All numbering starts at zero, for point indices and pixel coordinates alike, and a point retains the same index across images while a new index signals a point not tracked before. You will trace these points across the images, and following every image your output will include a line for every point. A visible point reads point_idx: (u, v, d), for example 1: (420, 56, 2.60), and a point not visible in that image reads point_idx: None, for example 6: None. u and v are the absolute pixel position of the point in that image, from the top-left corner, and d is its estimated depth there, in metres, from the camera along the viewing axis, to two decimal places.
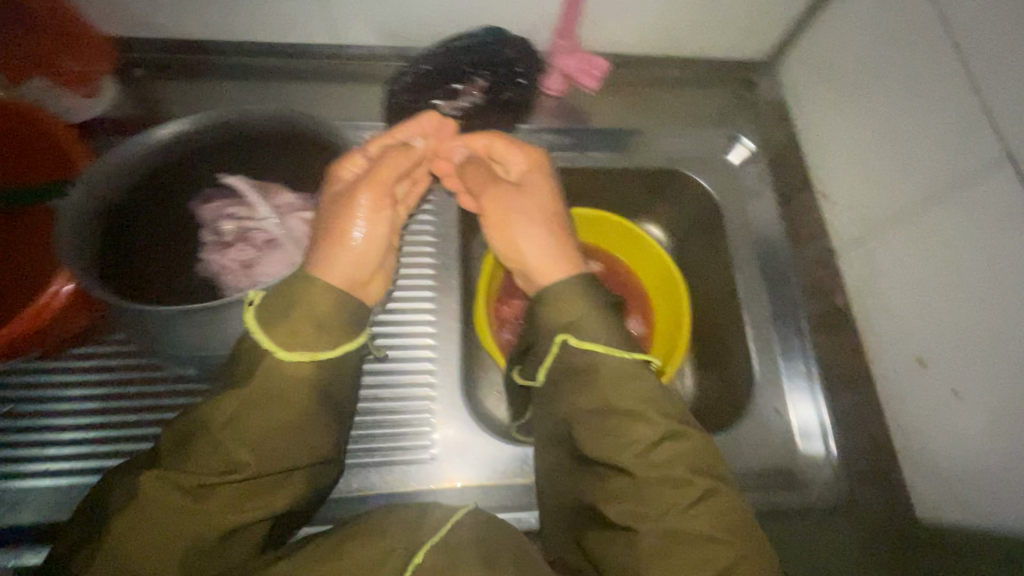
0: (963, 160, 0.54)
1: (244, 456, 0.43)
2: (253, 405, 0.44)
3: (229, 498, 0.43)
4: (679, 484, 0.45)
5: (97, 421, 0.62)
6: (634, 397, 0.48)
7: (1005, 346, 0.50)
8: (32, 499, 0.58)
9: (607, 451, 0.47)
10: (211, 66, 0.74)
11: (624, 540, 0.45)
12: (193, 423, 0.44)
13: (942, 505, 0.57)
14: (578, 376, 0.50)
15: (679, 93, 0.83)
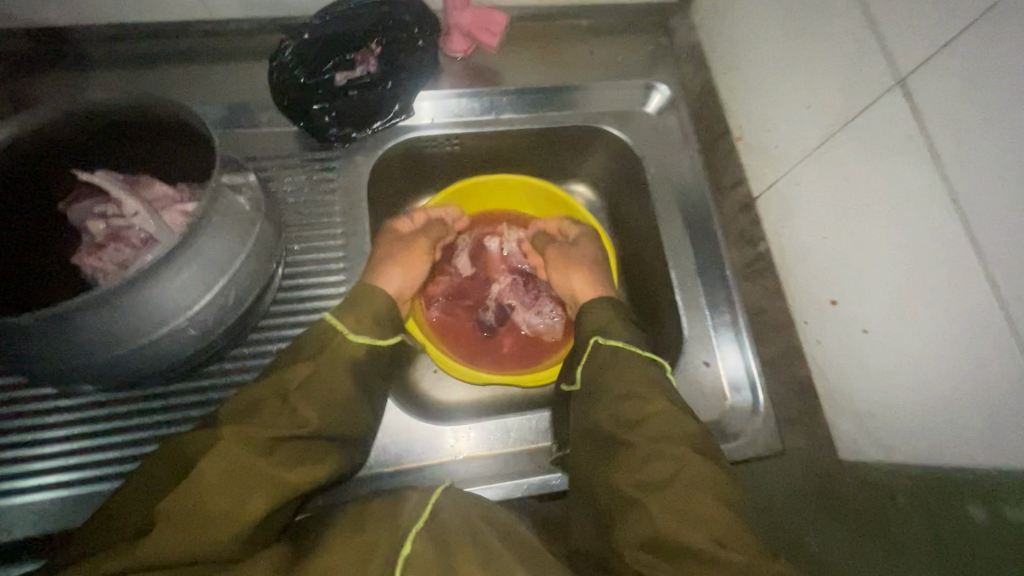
0: (859, 90, 0.52)
1: (310, 417, 0.50)
2: (325, 370, 0.54)
3: (290, 455, 0.48)
4: (691, 437, 0.50)
5: (93, 437, 0.60)
6: (640, 378, 0.55)
7: (911, 276, 0.48)
8: (29, 513, 0.57)
9: (632, 410, 0.52)
10: (84, 56, 0.69)
11: (638, 512, 0.46)
12: (272, 386, 0.52)
13: (861, 444, 0.55)
14: (611, 374, 0.56)
15: (592, 45, 0.79)
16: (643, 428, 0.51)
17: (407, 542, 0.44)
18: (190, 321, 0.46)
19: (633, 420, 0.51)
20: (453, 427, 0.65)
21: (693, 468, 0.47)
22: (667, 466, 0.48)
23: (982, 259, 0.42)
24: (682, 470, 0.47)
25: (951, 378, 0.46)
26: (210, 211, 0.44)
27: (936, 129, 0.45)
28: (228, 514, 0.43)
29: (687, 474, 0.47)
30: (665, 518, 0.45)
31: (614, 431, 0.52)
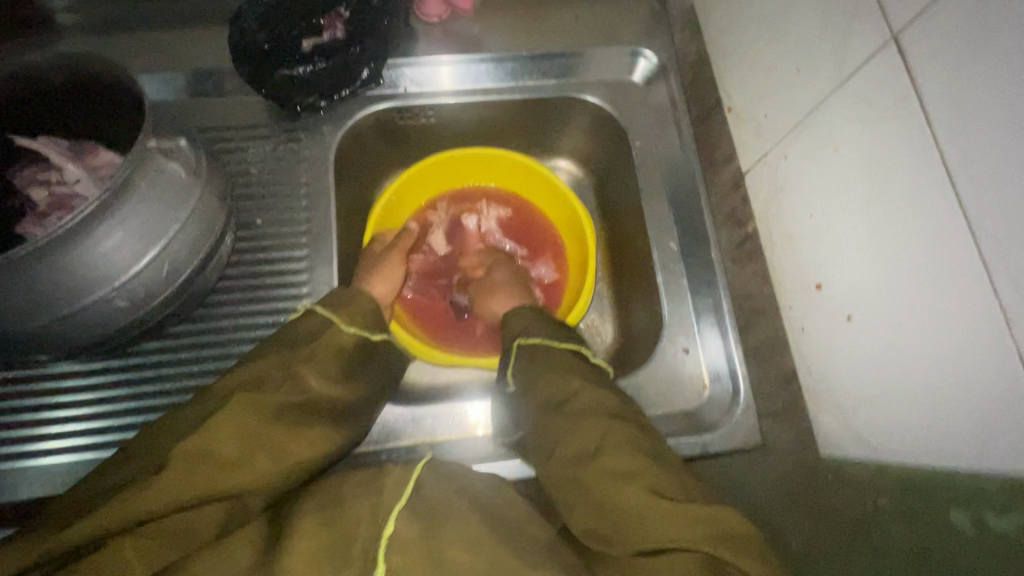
0: (853, 47, 0.46)
1: (315, 384, 0.49)
2: (324, 345, 0.52)
3: (296, 420, 0.48)
4: (612, 406, 0.51)
5: (102, 401, 0.58)
6: (571, 371, 0.54)
7: (899, 257, 0.43)
8: (32, 477, 0.56)
9: (555, 391, 0.53)
10: (49, 22, 0.67)
11: (609, 494, 0.45)
12: (278, 360, 0.50)
13: (845, 442, 0.51)
14: (534, 367, 0.56)
15: (578, 8, 0.74)
16: (569, 405, 0.51)
17: (389, 522, 0.42)
18: (118, 291, 0.45)
19: (559, 399, 0.52)
20: (414, 410, 0.62)
21: (614, 436, 0.48)
22: (590, 437, 0.48)
23: (978, 240, 0.37)
24: (602, 438, 0.48)
25: (938, 370, 0.41)
26: (135, 175, 0.42)
27: (931, 95, 0.40)
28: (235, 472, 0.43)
29: (608, 441, 0.47)
30: (596, 487, 0.46)
31: (540, 413, 0.53)
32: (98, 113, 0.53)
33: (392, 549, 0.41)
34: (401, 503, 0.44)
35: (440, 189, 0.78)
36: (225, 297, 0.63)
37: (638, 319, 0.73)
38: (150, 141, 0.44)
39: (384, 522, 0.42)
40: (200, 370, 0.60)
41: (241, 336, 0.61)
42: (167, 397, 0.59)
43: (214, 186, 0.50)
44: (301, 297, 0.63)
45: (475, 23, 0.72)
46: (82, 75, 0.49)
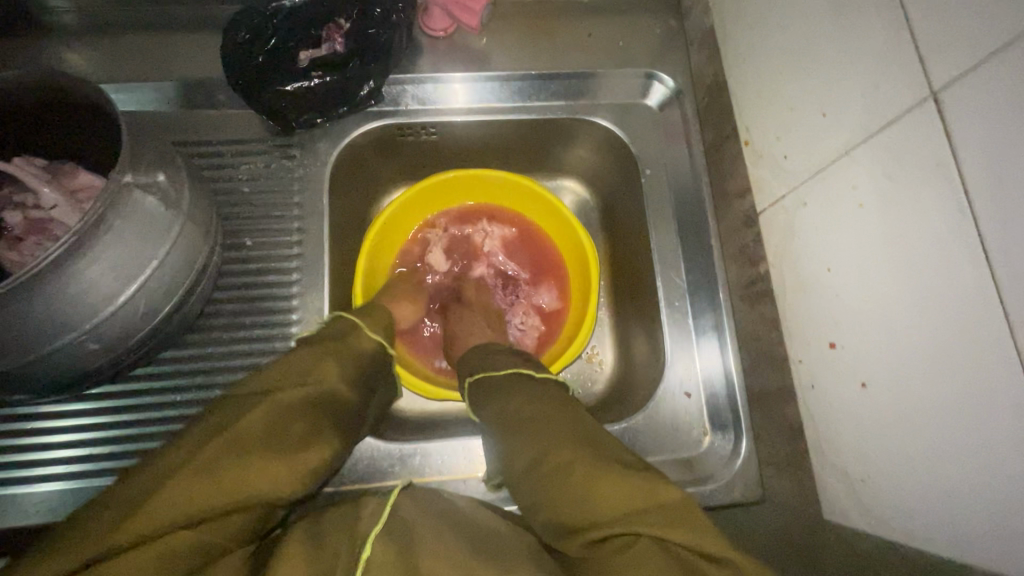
0: (884, 97, 0.43)
1: (329, 378, 0.46)
2: (342, 343, 0.49)
3: (311, 421, 0.44)
4: (555, 410, 0.48)
5: (92, 428, 0.56)
6: (515, 387, 0.51)
7: (921, 329, 0.40)
8: (20, 506, 0.54)
9: (502, 410, 0.50)
10: (32, 22, 0.64)
11: (568, 506, 0.41)
12: (312, 351, 0.47)
13: (850, 508, 0.48)
14: (484, 396, 0.53)
15: (590, 23, 0.70)
16: (516, 419, 0.48)
17: (367, 546, 0.38)
18: (88, 334, 0.42)
19: (506, 415, 0.49)
20: (402, 448, 0.59)
21: (556, 437, 0.45)
22: (535, 444, 0.45)
23: (1012, 323, 0.34)
24: (544, 443, 0.45)
25: (957, 455, 0.38)
26: (109, 213, 0.39)
27: (967, 160, 0.37)
28: (247, 481, 0.39)
29: (550, 447, 0.44)
30: (557, 499, 0.42)
31: (497, 436, 0.49)
32: (76, 135, 0.51)
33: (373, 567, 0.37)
34: (377, 530, 0.40)
35: (440, 208, 0.75)
36: (212, 322, 0.60)
37: (639, 351, 0.70)
38: (126, 175, 0.41)
39: (362, 547, 0.39)
40: (190, 399, 0.57)
41: (234, 364, 0.59)
42: (157, 425, 0.57)
43: (195, 215, 0.48)
44: (292, 325, 0.60)
45: (482, 37, 0.68)
46: (58, 92, 0.46)
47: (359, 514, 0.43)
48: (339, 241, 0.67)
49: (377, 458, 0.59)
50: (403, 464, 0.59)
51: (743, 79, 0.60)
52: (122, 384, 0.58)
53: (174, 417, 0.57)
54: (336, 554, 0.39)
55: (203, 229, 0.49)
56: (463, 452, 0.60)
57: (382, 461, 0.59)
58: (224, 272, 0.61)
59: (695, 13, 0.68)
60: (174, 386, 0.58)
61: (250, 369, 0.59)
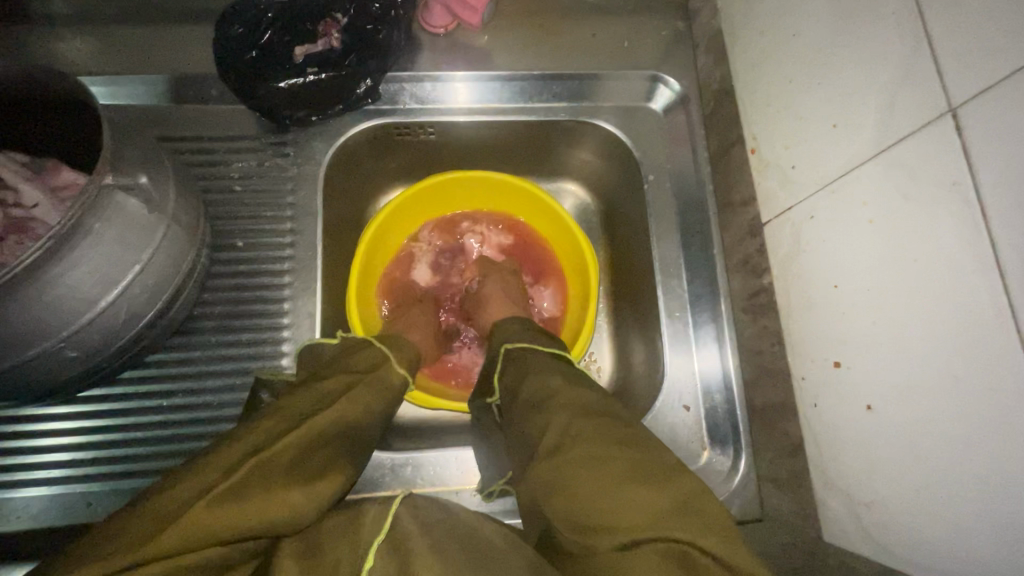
0: (899, 111, 0.41)
1: (362, 409, 0.47)
2: (376, 376, 0.51)
3: (335, 450, 0.44)
4: (591, 403, 0.44)
5: (79, 432, 0.55)
6: (549, 372, 0.49)
7: (933, 355, 0.39)
8: (5, 512, 0.52)
9: (534, 391, 0.47)
10: (18, 10, 0.62)
11: (576, 488, 0.38)
12: (339, 378, 0.48)
13: (850, 531, 0.47)
14: (516, 373, 0.51)
15: (595, 23, 0.68)
16: (547, 403, 0.45)
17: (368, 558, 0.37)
18: (67, 340, 0.41)
19: (536, 399, 0.46)
20: (394, 457, 0.58)
21: (585, 430, 0.41)
22: (560, 430, 0.42)
23: None
24: (571, 430, 0.42)
25: (965, 486, 0.37)
26: (88, 216, 0.38)
27: (985, 180, 0.35)
28: (273, 505, 0.38)
29: (578, 435, 0.41)
30: (567, 475, 0.39)
31: (519, 417, 0.47)
32: (59, 130, 0.49)
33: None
34: (379, 536, 0.38)
35: (435, 210, 0.73)
36: (202, 325, 0.58)
37: (637, 361, 0.69)
38: (109, 178, 0.39)
39: (364, 555, 0.37)
40: (180, 403, 0.56)
41: (224, 369, 0.57)
42: (146, 431, 0.55)
43: (181, 216, 0.46)
44: (283, 330, 0.59)
45: (483, 35, 0.67)
46: (37, 83, 0.43)
47: (348, 530, 0.41)
48: (333, 243, 0.66)
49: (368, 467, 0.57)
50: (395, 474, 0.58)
51: (751, 85, 0.58)
52: (110, 387, 0.56)
53: (161, 423, 0.55)
54: (337, 563, 0.37)
55: (189, 232, 0.48)
56: (456, 462, 0.59)
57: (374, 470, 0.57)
58: (213, 274, 0.60)
59: (703, 14, 0.66)
60: (163, 390, 0.56)
61: (240, 374, 0.57)
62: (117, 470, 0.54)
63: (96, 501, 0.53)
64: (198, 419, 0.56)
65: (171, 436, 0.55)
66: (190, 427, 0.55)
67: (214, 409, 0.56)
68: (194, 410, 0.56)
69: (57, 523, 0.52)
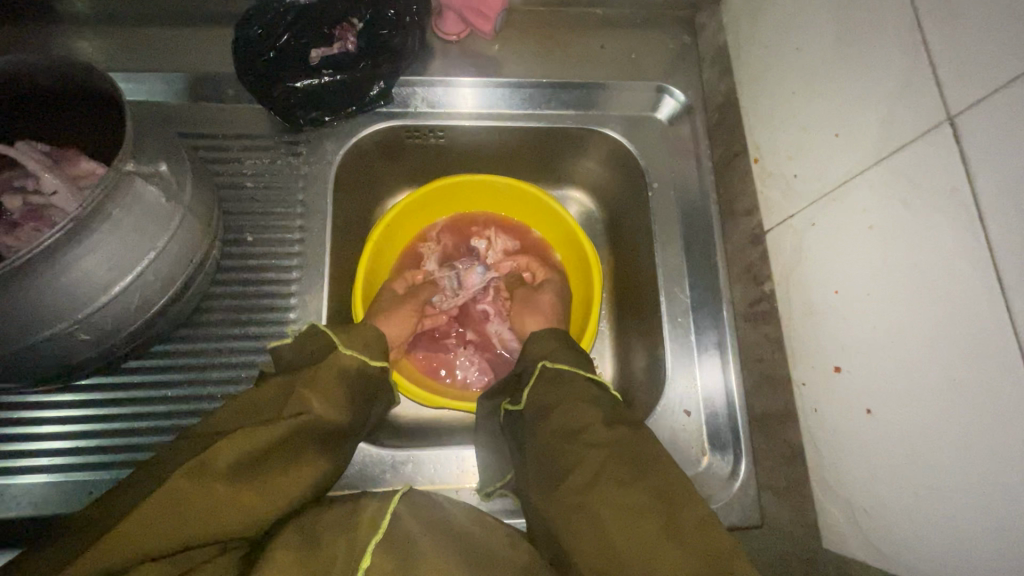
0: (899, 121, 0.42)
1: (313, 407, 0.47)
2: (325, 369, 0.50)
3: (291, 449, 0.45)
4: (628, 445, 0.47)
5: (81, 420, 0.55)
6: (584, 400, 0.51)
7: (931, 354, 0.39)
8: (5, 498, 0.53)
9: (569, 423, 0.50)
10: (45, 9, 0.63)
11: (592, 532, 0.43)
12: (282, 381, 0.49)
13: (850, 537, 0.47)
14: (554, 394, 0.53)
15: (604, 35, 0.70)
16: (582, 438, 0.48)
17: (367, 554, 0.40)
18: (81, 323, 0.41)
19: (572, 430, 0.49)
20: (395, 454, 0.58)
21: (620, 476, 0.45)
22: (594, 469, 0.46)
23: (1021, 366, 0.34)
24: (605, 473, 0.45)
25: (966, 483, 0.37)
26: (108, 202, 0.38)
27: (984, 188, 0.36)
28: (226, 510, 0.40)
29: (612, 478, 0.45)
30: (582, 518, 0.44)
31: (550, 444, 0.49)
32: (81, 121, 0.50)
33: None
34: (377, 538, 0.41)
35: (442, 212, 0.74)
36: (208, 317, 0.59)
37: (638, 367, 0.70)
38: (127, 163, 0.40)
39: (361, 556, 0.40)
40: (183, 394, 0.56)
41: (229, 362, 0.58)
42: (148, 420, 0.55)
43: (195, 208, 0.47)
44: (290, 323, 0.60)
45: (494, 43, 0.68)
46: (64, 78, 0.45)
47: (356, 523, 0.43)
48: (341, 241, 0.67)
49: (368, 456, 0.58)
50: (396, 463, 0.58)
51: (755, 96, 0.59)
52: (114, 376, 0.56)
53: (164, 414, 0.56)
54: (332, 559, 0.40)
55: (204, 222, 0.49)
56: (458, 454, 0.59)
57: (374, 460, 0.58)
58: (222, 267, 0.60)
59: (710, 29, 0.68)
60: (169, 381, 0.57)
61: (245, 367, 0.58)
62: (118, 458, 0.54)
63: (96, 489, 0.53)
64: (201, 410, 0.56)
65: (174, 427, 0.55)
66: (193, 418, 0.56)
67: (217, 400, 0.57)
68: (198, 400, 0.56)
69: (56, 511, 0.53)
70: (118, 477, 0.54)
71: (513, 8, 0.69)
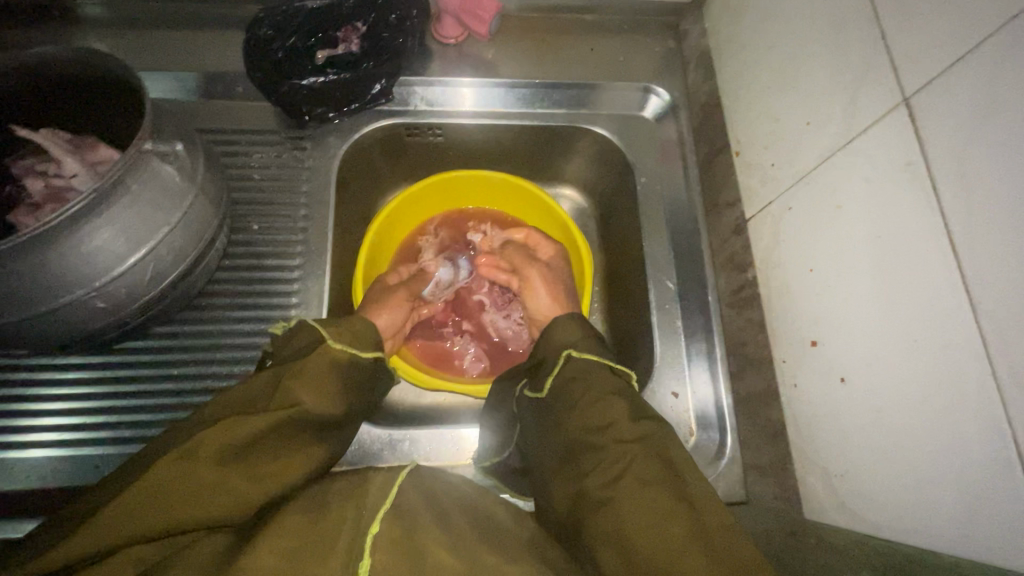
0: (862, 106, 0.45)
1: (304, 400, 0.47)
2: (314, 361, 0.50)
3: (275, 443, 0.45)
4: (652, 442, 0.46)
5: (89, 398, 0.57)
6: (608, 393, 0.50)
7: (897, 322, 0.42)
8: (15, 471, 0.55)
9: (595, 419, 0.49)
10: (66, 14, 0.67)
11: (613, 525, 0.43)
12: (270, 375, 0.49)
13: (828, 505, 0.49)
14: (579, 385, 0.52)
15: (594, 39, 0.74)
16: (608, 434, 0.48)
17: (376, 522, 0.41)
18: (97, 291, 0.44)
19: (598, 425, 0.49)
20: (392, 433, 0.60)
21: (650, 473, 0.44)
22: (620, 466, 0.45)
23: (994, 346, 0.35)
24: (629, 471, 0.45)
25: (931, 443, 0.39)
26: (126, 176, 0.42)
27: (937, 162, 0.39)
28: (207, 499, 0.40)
29: (637, 477, 0.44)
30: (603, 512, 0.44)
31: (579, 441, 0.49)
32: (101, 110, 0.54)
33: (376, 550, 0.39)
34: (387, 506, 0.43)
35: (440, 206, 0.78)
36: (214, 300, 0.62)
37: (629, 356, 0.72)
38: (146, 143, 0.43)
39: (371, 522, 0.41)
40: (189, 373, 0.59)
41: (234, 343, 0.60)
42: (155, 398, 0.58)
43: (205, 190, 0.50)
44: (292, 308, 0.62)
45: (490, 47, 0.72)
46: (88, 68, 0.48)
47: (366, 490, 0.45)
48: (342, 231, 0.70)
49: (366, 435, 0.60)
50: (394, 440, 0.60)
51: (735, 94, 0.63)
52: (123, 355, 0.59)
53: (170, 392, 0.58)
54: (341, 524, 0.42)
55: (214, 203, 0.51)
56: (453, 432, 0.61)
57: (372, 438, 0.60)
58: (230, 253, 0.63)
59: (693, 35, 0.73)
60: (174, 360, 0.59)
61: (249, 348, 0.60)
62: (124, 435, 0.56)
63: (103, 463, 0.55)
64: (205, 389, 0.58)
65: (179, 404, 0.57)
66: (198, 396, 0.58)
67: (221, 380, 0.59)
68: (203, 379, 0.59)
69: (64, 484, 0.54)
70: (124, 451, 0.56)
71: (508, 14, 0.73)
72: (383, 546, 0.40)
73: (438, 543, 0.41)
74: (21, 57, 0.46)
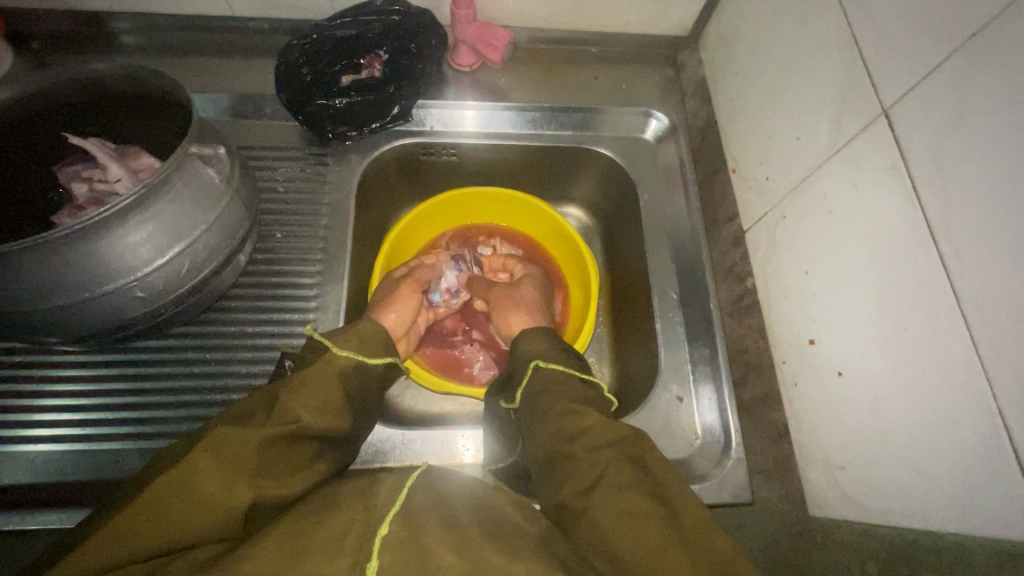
0: (849, 118, 0.49)
1: (303, 416, 0.47)
2: (315, 372, 0.51)
3: (278, 455, 0.46)
4: (625, 446, 0.48)
5: (111, 395, 0.59)
6: (575, 400, 0.54)
7: (886, 311, 0.44)
8: (37, 465, 0.56)
9: (567, 425, 0.51)
10: (112, 41, 0.73)
11: (590, 525, 0.45)
12: (268, 392, 0.50)
13: (834, 503, 0.50)
14: (548, 392, 0.55)
15: (597, 68, 0.80)
16: (581, 441, 0.50)
17: (383, 524, 0.43)
18: (139, 281, 0.47)
19: (568, 434, 0.51)
20: (405, 433, 0.62)
21: (620, 481, 0.46)
22: (595, 472, 0.47)
23: (979, 337, 0.37)
24: (605, 478, 0.46)
25: (929, 427, 0.41)
26: (173, 176, 0.46)
27: (918, 165, 0.42)
28: (205, 513, 0.40)
29: (611, 483, 0.46)
30: (586, 522, 0.45)
31: (557, 448, 0.51)
32: (148, 123, 0.59)
33: (384, 551, 0.41)
34: (397, 509, 0.45)
35: (454, 220, 0.82)
36: (236, 303, 0.64)
37: (633, 365, 0.74)
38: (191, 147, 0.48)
39: (378, 524, 0.43)
40: (208, 371, 0.61)
41: (253, 344, 0.63)
42: (175, 395, 0.59)
43: (238, 194, 0.53)
44: (309, 312, 0.65)
45: (502, 75, 0.78)
46: (137, 85, 0.53)
47: (378, 490, 0.47)
48: (360, 243, 0.73)
49: (378, 436, 0.62)
50: (405, 440, 0.62)
51: (730, 118, 0.68)
52: (148, 354, 0.61)
53: (188, 389, 0.60)
54: (351, 522, 0.44)
55: (245, 206, 0.55)
56: (463, 434, 0.62)
57: (383, 439, 0.62)
58: (254, 260, 0.66)
59: (690, 65, 0.78)
60: (195, 360, 0.61)
61: (268, 349, 0.63)
62: (144, 430, 0.58)
63: (123, 458, 0.57)
64: (223, 387, 0.60)
65: (198, 402, 0.59)
66: (215, 393, 0.60)
67: (239, 379, 0.61)
68: (222, 377, 0.61)
69: (84, 478, 0.56)
70: (141, 447, 0.57)
71: (519, 45, 0.79)
72: (391, 547, 0.42)
73: (446, 546, 0.42)
74: (80, 72, 0.51)
